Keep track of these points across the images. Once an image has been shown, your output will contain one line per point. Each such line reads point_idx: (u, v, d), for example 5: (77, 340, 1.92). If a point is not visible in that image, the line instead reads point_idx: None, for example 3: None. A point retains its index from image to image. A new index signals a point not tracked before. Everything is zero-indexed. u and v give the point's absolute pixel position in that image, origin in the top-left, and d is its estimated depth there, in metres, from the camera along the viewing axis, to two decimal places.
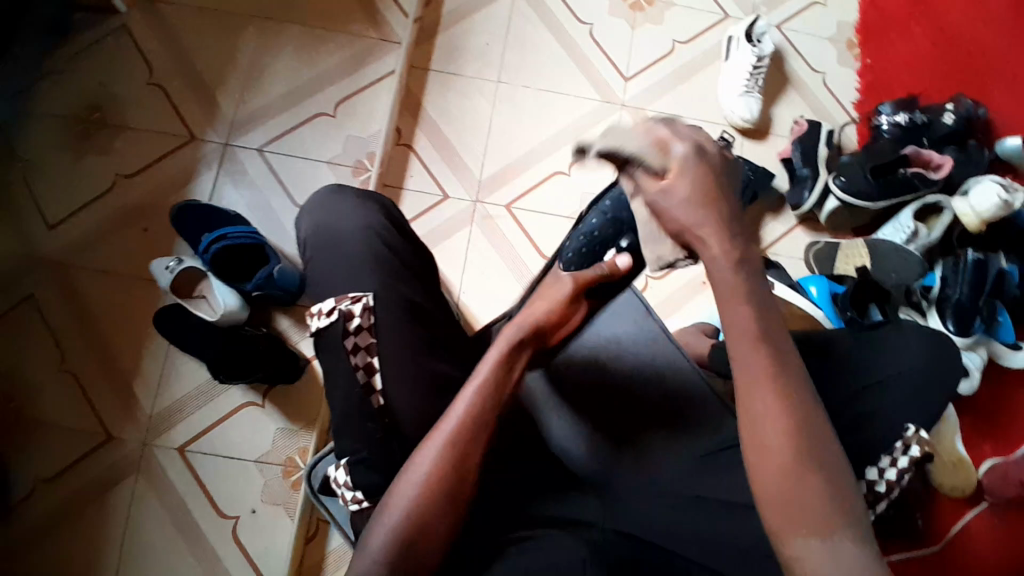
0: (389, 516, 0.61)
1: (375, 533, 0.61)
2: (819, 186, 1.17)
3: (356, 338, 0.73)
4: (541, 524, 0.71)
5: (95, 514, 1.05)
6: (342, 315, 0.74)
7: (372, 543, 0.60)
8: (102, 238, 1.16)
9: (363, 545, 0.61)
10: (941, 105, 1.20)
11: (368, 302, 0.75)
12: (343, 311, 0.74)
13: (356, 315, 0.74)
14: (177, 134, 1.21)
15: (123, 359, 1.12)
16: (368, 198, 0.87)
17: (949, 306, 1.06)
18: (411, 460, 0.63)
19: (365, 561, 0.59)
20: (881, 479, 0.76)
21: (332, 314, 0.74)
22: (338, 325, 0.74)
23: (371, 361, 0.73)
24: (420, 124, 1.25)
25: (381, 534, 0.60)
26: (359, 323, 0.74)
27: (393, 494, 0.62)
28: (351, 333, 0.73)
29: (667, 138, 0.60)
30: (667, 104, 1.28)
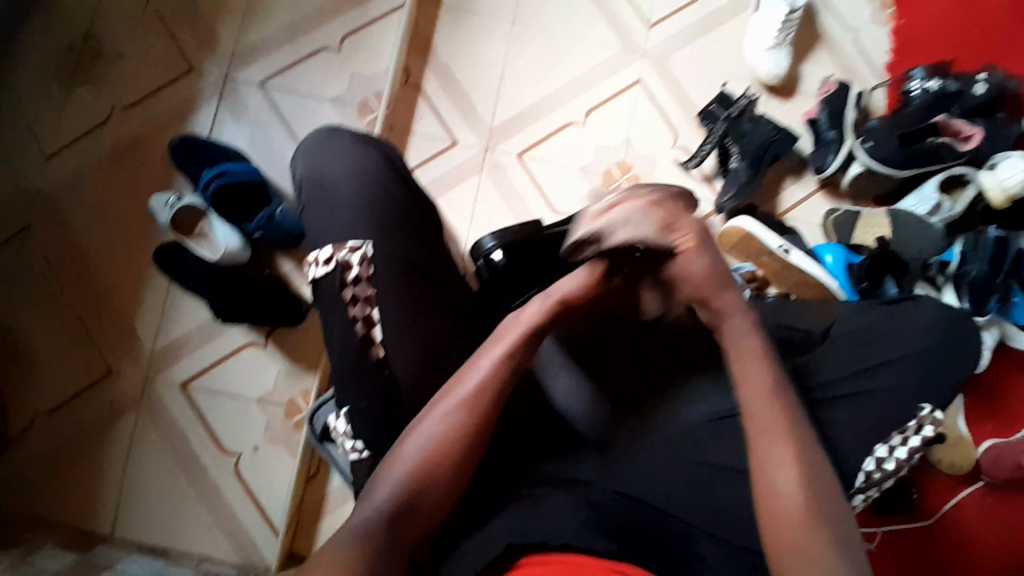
0: (390, 474, 0.62)
1: (380, 486, 0.61)
2: (844, 151, 1.12)
3: (355, 289, 0.72)
4: (539, 484, 0.72)
5: (97, 445, 1.07)
6: (339, 265, 0.72)
7: (377, 495, 0.61)
8: (100, 169, 1.13)
9: (368, 496, 0.61)
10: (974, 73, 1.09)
11: (367, 253, 0.73)
12: (341, 261, 0.72)
13: (355, 264, 0.72)
14: (176, 64, 1.17)
15: (123, 294, 1.11)
16: (366, 141, 0.83)
17: (966, 282, 1.03)
18: (418, 423, 0.64)
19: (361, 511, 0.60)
20: (890, 457, 0.75)
21: (329, 263, 0.73)
22: (335, 275, 0.72)
23: (371, 313, 0.72)
24: (429, 65, 1.20)
25: (387, 485, 0.61)
26: (358, 274, 0.73)
27: (396, 453, 0.63)
28: (349, 283, 0.72)
29: (669, 219, 0.67)
30: (690, 55, 1.22)
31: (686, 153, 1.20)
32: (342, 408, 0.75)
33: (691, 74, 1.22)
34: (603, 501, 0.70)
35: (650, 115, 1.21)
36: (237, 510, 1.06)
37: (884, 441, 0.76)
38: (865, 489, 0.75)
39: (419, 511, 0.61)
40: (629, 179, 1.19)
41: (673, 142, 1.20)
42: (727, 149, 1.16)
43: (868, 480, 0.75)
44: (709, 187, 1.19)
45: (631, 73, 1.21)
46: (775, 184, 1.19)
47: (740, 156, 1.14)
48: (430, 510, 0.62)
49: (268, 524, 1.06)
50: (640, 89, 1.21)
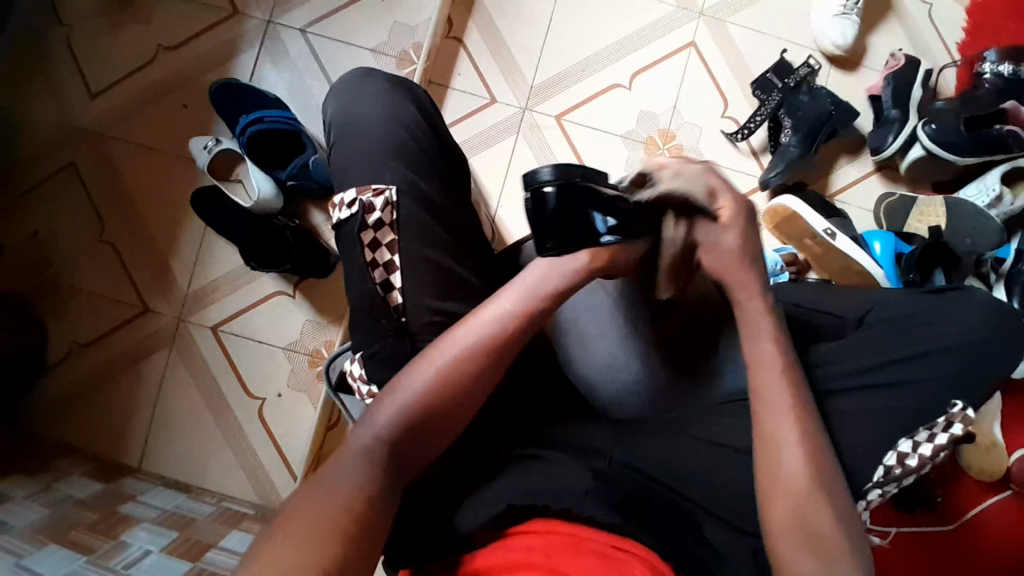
0: (392, 402, 0.58)
1: (382, 410, 0.58)
2: (906, 132, 1.04)
3: (375, 233, 0.70)
4: (547, 447, 0.71)
5: (132, 378, 1.12)
6: (362, 207, 0.70)
7: (380, 418, 0.57)
8: (140, 109, 1.15)
9: (369, 418, 0.58)
10: None
11: (391, 197, 0.71)
12: (364, 204, 0.70)
13: (377, 209, 0.70)
14: (219, 7, 1.16)
15: (161, 234, 1.14)
16: (400, 86, 0.80)
17: (1019, 281, 0.96)
18: (428, 354, 0.61)
19: (364, 434, 0.57)
20: (915, 453, 0.70)
21: (352, 206, 0.70)
22: (356, 218, 0.70)
23: (391, 261, 0.70)
24: (472, 17, 1.16)
25: (391, 409, 0.58)
26: (380, 218, 0.70)
27: (400, 382, 0.60)
28: (370, 227, 0.70)
29: (716, 187, 0.67)
30: (748, 18, 1.15)
31: (734, 125, 1.14)
32: (358, 352, 0.71)
33: (748, 40, 1.14)
34: (611, 473, 0.69)
35: (699, 81, 1.14)
36: (259, 452, 1.10)
37: (908, 436, 0.71)
38: (882, 484, 0.70)
39: (419, 438, 0.58)
40: (672, 148, 1.14)
41: (722, 112, 1.14)
42: (780, 121, 1.09)
43: (887, 475, 0.70)
44: (757, 161, 1.13)
45: (684, 35, 1.15)
46: (829, 162, 1.12)
47: (792, 131, 1.07)
48: (427, 443, 0.59)
49: (287, 468, 1.10)
50: (693, 52, 1.15)
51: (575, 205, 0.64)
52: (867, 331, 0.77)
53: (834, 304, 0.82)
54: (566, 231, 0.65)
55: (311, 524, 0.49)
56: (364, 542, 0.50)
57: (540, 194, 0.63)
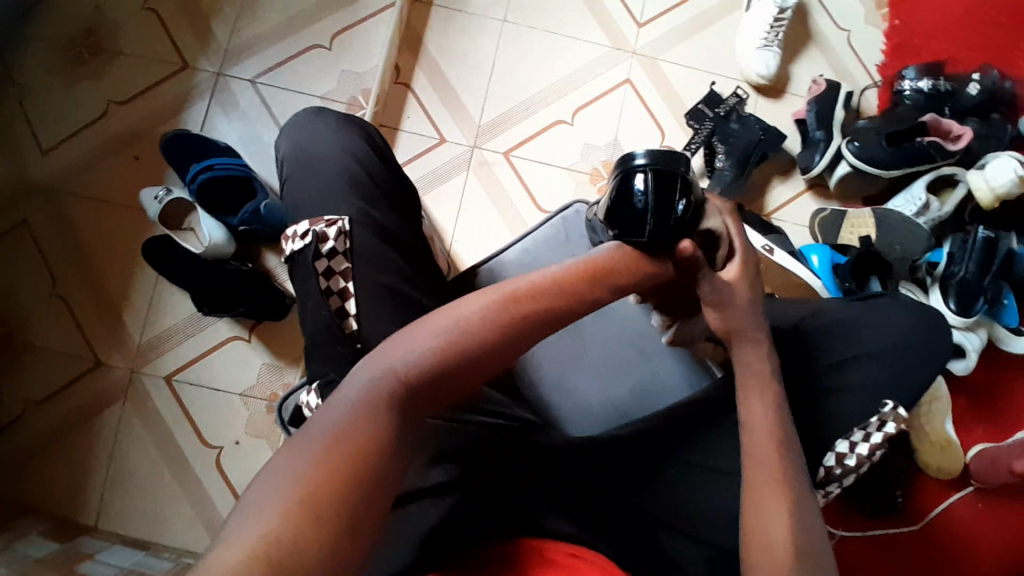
0: (372, 372, 0.51)
1: (371, 374, 0.51)
2: (831, 150, 1.11)
3: (329, 262, 0.71)
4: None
5: (84, 435, 1.08)
6: (316, 237, 0.71)
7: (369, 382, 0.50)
8: (92, 163, 1.15)
9: (355, 380, 0.51)
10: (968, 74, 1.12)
11: (344, 226, 0.72)
12: (317, 234, 0.71)
13: (330, 238, 0.71)
14: (170, 62, 1.18)
15: (113, 287, 1.13)
16: (348, 121, 0.83)
17: (953, 283, 1.01)
18: (421, 324, 0.53)
19: (338, 404, 0.49)
20: (852, 453, 0.73)
21: (305, 237, 0.71)
22: (310, 247, 0.71)
23: (345, 287, 0.70)
24: (419, 62, 1.21)
25: (381, 373, 0.51)
26: (334, 247, 0.71)
27: (387, 351, 0.52)
28: (323, 256, 0.71)
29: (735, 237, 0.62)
30: (679, 55, 1.22)
31: None
32: (315, 383, 0.67)
33: (680, 74, 1.22)
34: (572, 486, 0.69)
35: (637, 114, 1.21)
36: (217, 503, 1.07)
37: (845, 436, 0.74)
38: (825, 484, 0.74)
39: (413, 410, 0.50)
40: None
41: (661, 142, 1.20)
42: (713, 147, 1.14)
43: (828, 475, 0.74)
44: None
45: (620, 72, 1.22)
46: (764, 183, 1.18)
47: (725, 156, 1.13)
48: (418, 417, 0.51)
49: None
50: (629, 88, 1.21)
51: (675, 193, 0.55)
52: (811, 338, 0.78)
53: (793, 310, 0.80)
54: (665, 224, 0.56)
55: (280, 508, 0.42)
56: (342, 538, 0.43)
57: (631, 176, 0.57)
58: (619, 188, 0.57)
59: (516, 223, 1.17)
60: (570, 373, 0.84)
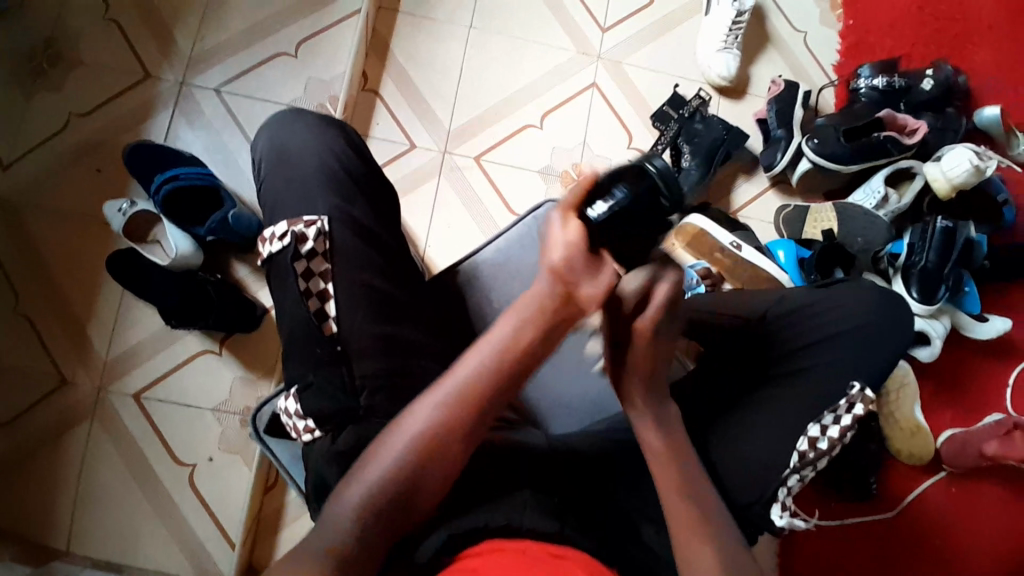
0: (355, 489, 0.54)
1: (373, 465, 0.55)
2: (792, 148, 1.15)
3: (309, 263, 0.70)
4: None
5: (50, 457, 1.05)
6: (294, 238, 0.69)
7: (369, 474, 0.54)
8: (54, 178, 1.13)
9: (357, 473, 0.55)
10: (921, 71, 1.16)
11: (323, 226, 0.71)
12: (296, 234, 0.70)
13: (310, 238, 0.70)
14: (132, 73, 1.17)
15: (78, 303, 1.10)
16: (328, 120, 0.80)
17: (915, 272, 1.04)
18: (398, 424, 0.56)
19: (330, 526, 0.53)
20: (824, 436, 0.73)
21: (284, 238, 0.70)
22: (289, 249, 0.69)
23: (326, 289, 0.70)
24: (387, 69, 1.22)
25: (380, 465, 0.55)
26: (313, 247, 0.70)
27: (368, 461, 0.55)
28: (303, 257, 0.69)
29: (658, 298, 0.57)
30: (643, 57, 1.24)
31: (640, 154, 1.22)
32: (293, 387, 0.69)
33: (645, 77, 1.24)
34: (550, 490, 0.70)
35: (605, 117, 1.22)
36: (192, 522, 1.05)
37: (816, 420, 0.74)
38: (799, 469, 0.72)
39: (414, 494, 0.55)
40: None
41: (628, 143, 1.22)
42: (680, 148, 1.18)
43: (802, 460, 0.72)
44: None
45: (586, 76, 1.23)
46: (729, 181, 1.21)
47: (691, 156, 1.16)
48: (426, 497, 0.56)
49: (224, 536, 1.04)
50: (595, 92, 1.23)
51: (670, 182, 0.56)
52: (772, 327, 0.81)
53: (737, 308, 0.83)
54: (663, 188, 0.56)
55: None
56: None
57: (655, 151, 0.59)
58: (663, 182, 0.56)
59: (489, 227, 1.17)
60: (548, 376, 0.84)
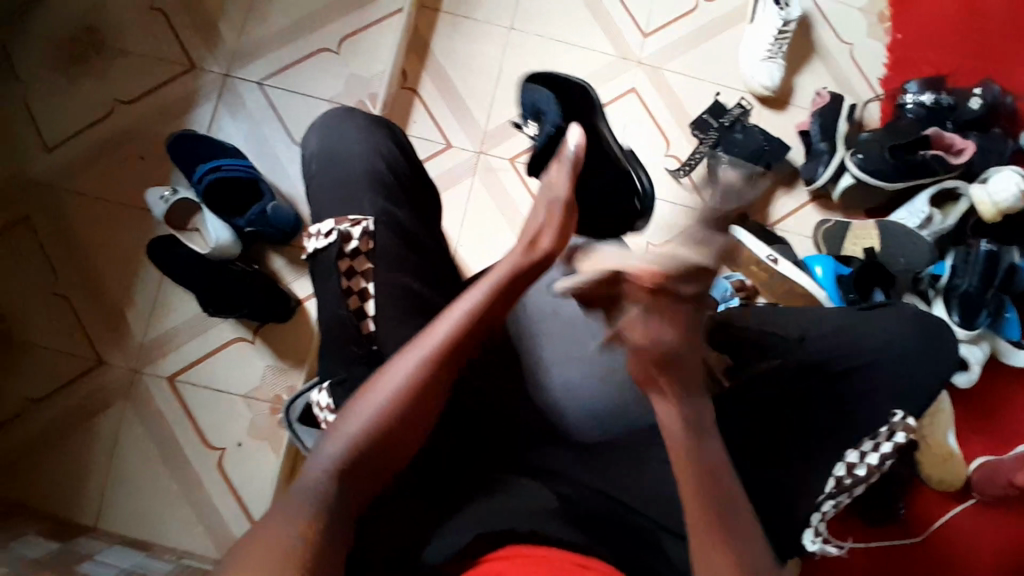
0: (342, 436, 0.57)
1: (354, 419, 0.58)
2: (835, 162, 1.12)
3: (352, 261, 0.70)
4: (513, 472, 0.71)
5: (84, 435, 1.08)
6: (340, 236, 0.70)
7: (350, 427, 0.58)
8: (98, 162, 1.15)
9: (343, 423, 0.58)
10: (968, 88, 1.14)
11: (369, 227, 0.71)
12: (342, 233, 0.70)
13: (354, 238, 0.70)
14: (177, 62, 1.19)
15: (117, 286, 1.12)
16: (377, 122, 0.82)
17: (955, 295, 1.03)
18: (381, 377, 0.60)
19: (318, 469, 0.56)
20: (862, 462, 0.75)
21: (329, 236, 0.71)
22: (334, 246, 0.70)
23: (366, 287, 0.70)
24: (426, 67, 1.22)
25: (365, 417, 0.58)
26: (357, 246, 0.70)
27: (353, 410, 0.59)
28: (346, 255, 0.70)
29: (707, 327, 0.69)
30: (684, 64, 1.23)
31: (677, 162, 1.21)
32: (327, 381, 0.68)
33: (685, 84, 1.23)
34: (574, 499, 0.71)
35: (644, 123, 1.21)
36: (218, 505, 1.07)
37: (855, 447, 0.76)
38: (835, 494, 0.75)
39: (391, 444, 0.59)
40: None
41: (666, 150, 1.21)
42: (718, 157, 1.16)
43: (839, 485, 0.75)
44: (700, 195, 1.18)
45: (626, 81, 1.23)
46: (767, 193, 1.19)
47: (730, 165, 1.15)
48: (402, 447, 0.59)
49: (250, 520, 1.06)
50: (634, 97, 1.22)
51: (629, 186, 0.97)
52: (801, 352, 0.78)
53: (768, 326, 0.80)
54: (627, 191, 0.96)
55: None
56: None
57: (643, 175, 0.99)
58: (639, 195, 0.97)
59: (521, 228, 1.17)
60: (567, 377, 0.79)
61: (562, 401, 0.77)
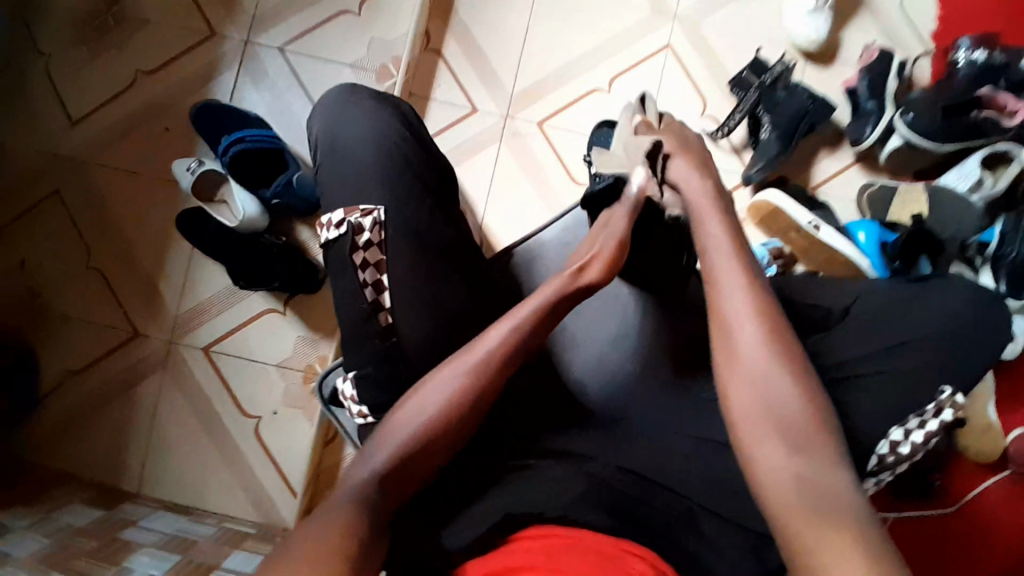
0: (388, 444, 0.61)
1: (399, 428, 0.62)
2: (883, 122, 1.06)
3: (365, 254, 0.70)
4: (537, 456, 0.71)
5: (123, 404, 1.11)
6: (351, 228, 0.70)
7: (397, 437, 0.62)
8: (124, 135, 1.15)
9: (388, 431, 0.62)
10: None
11: (379, 217, 0.71)
12: (352, 225, 0.70)
13: (366, 229, 0.70)
14: (197, 30, 1.16)
15: (148, 259, 1.14)
16: (383, 101, 0.79)
17: (1004, 265, 0.98)
18: (424, 389, 0.64)
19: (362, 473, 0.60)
20: (906, 440, 0.72)
21: (340, 227, 0.71)
22: (346, 239, 0.70)
23: (380, 279, 0.70)
24: (450, 27, 1.17)
25: (409, 426, 0.62)
26: (369, 238, 0.70)
27: (398, 419, 0.63)
28: (359, 248, 0.70)
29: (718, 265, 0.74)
30: (722, 18, 1.16)
31: (714, 123, 1.15)
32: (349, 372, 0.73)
33: (723, 40, 1.16)
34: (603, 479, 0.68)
35: (678, 82, 1.15)
36: (257, 470, 1.10)
37: (899, 424, 0.72)
38: (877, 471, 0.73)
39: (432, 453, 0.62)
40: None
41: (702, 111, 1.15)
42: (758, 118, 1.10)
43: (881, 464, 0.72)
44: (738, 158, 1.14)
45: (660, 38, 1.16)
46: (808, 156, 1.14)
47: (772, 128, 1.09)
48: (441, 458, 0.63)
49: (286, 487, 1.09)
50: (668, 54, 1.16)
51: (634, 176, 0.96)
52: (844, 327, 0.76)
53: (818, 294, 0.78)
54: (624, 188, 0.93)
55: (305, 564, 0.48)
56: None
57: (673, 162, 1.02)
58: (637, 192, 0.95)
59: (549, 196, 1.14)
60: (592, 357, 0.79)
61: (586, 378, 0.79)
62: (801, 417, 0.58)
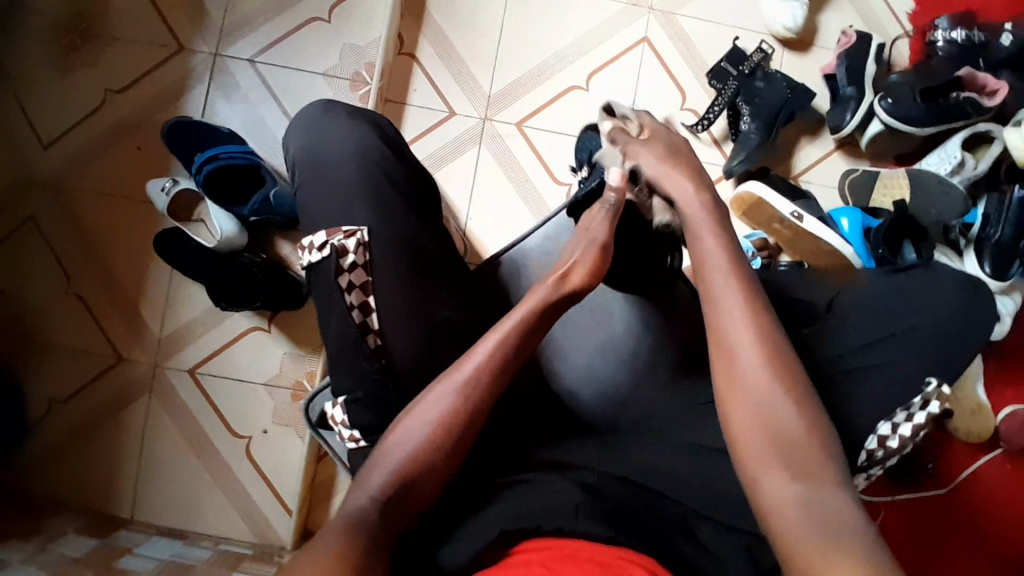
0: (380, 470, 0.59)
1: (392, 452, 0.60)
2: (863, 108, 1.05)
3: (351, 276, 0.68)
4: (533, 469, 0.69)
5: (112, 430, 1.10)
6: (334, 251, 0.68)
7: (390, 462, 0.60)
8: (96, 155, 1.12)
9: (381, 459, 0.60)
10: (1000, 25, 1.07)
11: (363, 238, 0.69)
12: (336, 247, 0.68)
13: (350, 251, 0.68)
14: (165, 45, 1.13)
15: (127, 282, 1.12)
16: (359, 116, 0.78)
17: (988, 245, 0.98)
18: (415, 412, 0.62)
19: (359, 497, 0.57)
20: (894, 435, 0.69)
21: (323, 249, 0.69)
22: (331, 261, 0.68)
23: (367, 301, 0.69)
24: (423, 30, 1.15)
25: (401, 451, 0.60)
26: (354, 260, 0.68)
27: (389, 444, 0.61)
28: (345, 271, 0.68)
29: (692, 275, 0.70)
30: (698, 9, 1.15)
31: (694, 116, 1.14)
32: (340, 396, 0.71)
33: (700, 30, 1.15)
34: (602, 489, 0.66)
35: (657, 75, 1.14)
36: (250, 491, 1.09)
37: (886, 418, 0.70)
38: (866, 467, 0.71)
39: (425, 474, 0.60)
40: None
41: (682, 104, 1.14)
42: (738, 108, 1.09)
43: (870, 459, 0.70)
44: (719, 150, 1.13)
45: (637, 31, 1.15)
46: (791, 145, 1.13)
47: (751, 118, 1.07)
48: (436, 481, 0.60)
49: (282, 506, 1.08)
50: (646, 47, 1.14)
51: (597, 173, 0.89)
52: (835, 325, 0.74)
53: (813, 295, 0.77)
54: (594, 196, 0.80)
55: None
56: None
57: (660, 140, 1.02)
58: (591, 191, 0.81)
59: (533, 199, 1.13)
60: (593, 375, 0.80)
61: (586, 394, 0.79)
62: (805, 414, 0.57)
